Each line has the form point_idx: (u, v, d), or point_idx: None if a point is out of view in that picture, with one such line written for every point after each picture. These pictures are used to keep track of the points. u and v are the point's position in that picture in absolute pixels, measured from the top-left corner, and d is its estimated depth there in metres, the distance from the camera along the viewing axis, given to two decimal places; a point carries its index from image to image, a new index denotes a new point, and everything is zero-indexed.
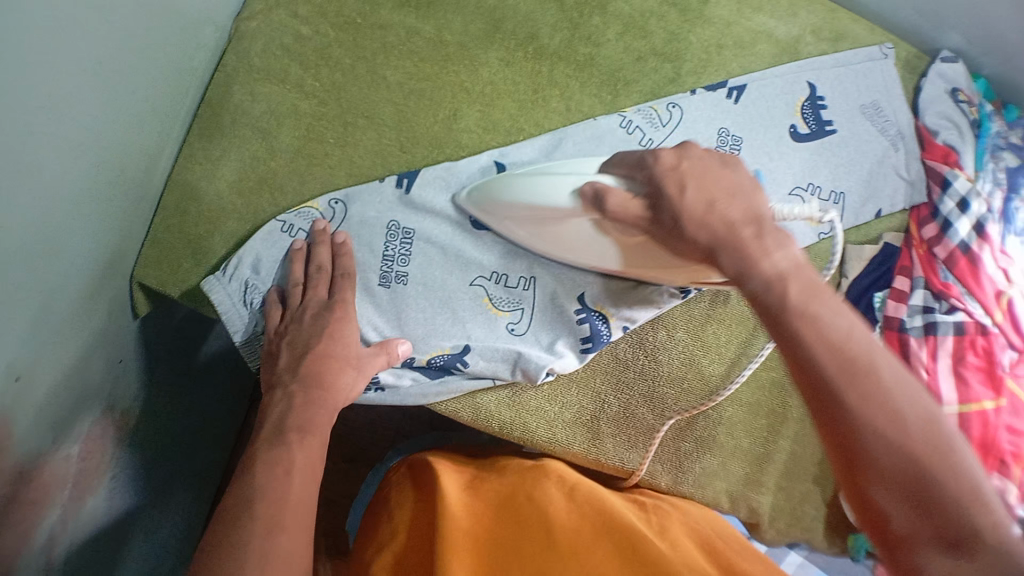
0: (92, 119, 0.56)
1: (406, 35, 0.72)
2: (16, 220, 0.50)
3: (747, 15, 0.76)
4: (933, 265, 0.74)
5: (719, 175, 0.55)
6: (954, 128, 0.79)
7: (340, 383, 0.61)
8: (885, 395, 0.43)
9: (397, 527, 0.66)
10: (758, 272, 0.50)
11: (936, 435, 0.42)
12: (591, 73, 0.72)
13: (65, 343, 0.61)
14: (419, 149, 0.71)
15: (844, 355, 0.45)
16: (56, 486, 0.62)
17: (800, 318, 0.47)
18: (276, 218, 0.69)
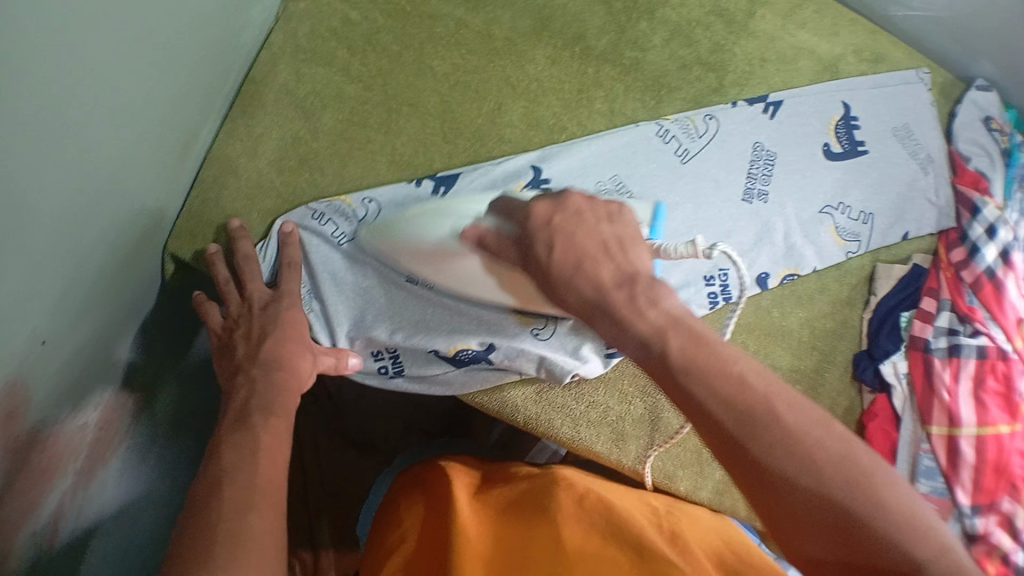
0: (139, 82, 0.56)
1: (454, 27, 0.72)
2: (53, 175, 0.49)
3: (790, 31, 0.77)
4: (959, 288, 0.75)
5: (596, 231, 0.50)
6: (984, 155, 0.80)
7: (302, 367, 0.61)
8: (793, 437, 0.38)
9: (407, 533, 0.66)
10: (637, 329, 0.45)
11: (852, 464, 0.38)
12: (636, 77, 0.73)
13: (91, 309, 0.60)
14: (461, 140, 0.71)
15: (739, 404, 0.39)
16: (71, 454, 0.61)
17: (688, 374, 0.42)
18: (309, 205, 0.69)
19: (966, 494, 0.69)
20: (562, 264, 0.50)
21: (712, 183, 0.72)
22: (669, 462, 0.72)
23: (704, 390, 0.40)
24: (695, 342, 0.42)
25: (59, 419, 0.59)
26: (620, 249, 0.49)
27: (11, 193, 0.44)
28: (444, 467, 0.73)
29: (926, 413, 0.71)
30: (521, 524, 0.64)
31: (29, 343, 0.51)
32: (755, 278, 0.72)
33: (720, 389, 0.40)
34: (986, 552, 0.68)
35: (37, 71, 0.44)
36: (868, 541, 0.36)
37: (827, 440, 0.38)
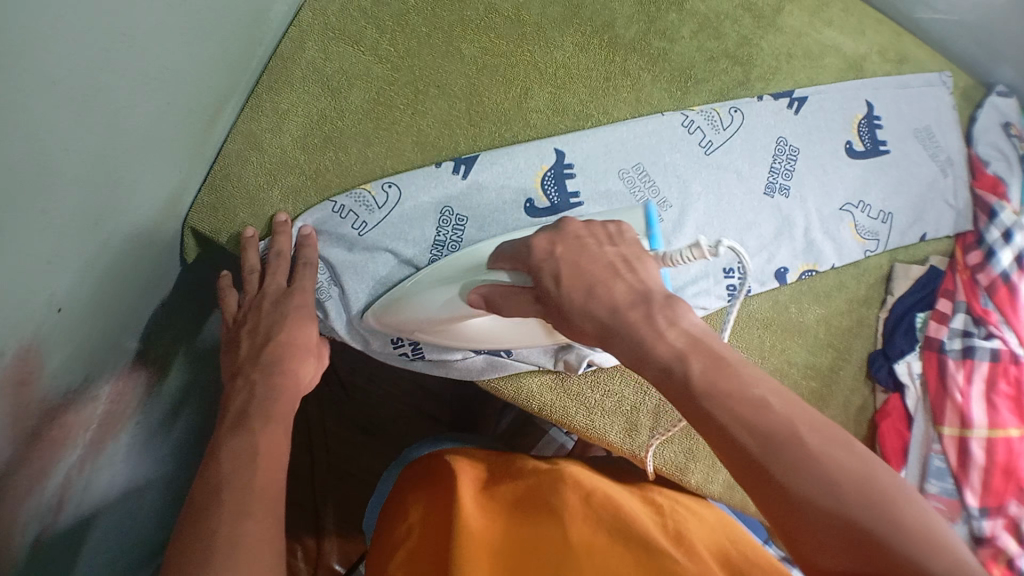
0: (165, 51, 0.55)
1: (484, 10, 0.72)
2: (75, 138, 0.48)
3: (817, 28, 0.77)
4: (974, 291, 0.75)
5: (601, 256, 0.50)
6: (1003, 159, 0.80)
7: (303, 371, 0.62)
8: (812, 458, 0.37)
9: (412, 526, 0.66)
10: (653, 356, 0.44)
11: (872, 485, 0.36)
12: (663, 68, 0.73)
13: (108, 279, 0.60)
14: (486, 124, 0.71)
15: (761, 429, 0.39)
16: (81, 425, 0.61)
17: (710, 395, 0.41)
18: (331, 199, 0.68)
19: (975, 496, 0.69)
20: (578, 295, 0.48)
21: (734, 175, 0.73)
22: (683, 453, 0.71)
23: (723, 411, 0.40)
24: (710, 364, 0.42)
25: (72, 388, 0.58)
26: (635, 283, 0.48)
27: (30, 150, 0.43)
28: (450, 460, 0.72)
29: (938, 413, 0.72)
30: (526, 518, 0.63)
31: (46, 309, 0.51)
32: (774, 273, 0.73)
33: (742, 410, 0.39)
34: (991, 555, 0.67)
35: (61, 25, 0.43)
36: (889, 565, 0.34)
37: (846, 463, 0.37)
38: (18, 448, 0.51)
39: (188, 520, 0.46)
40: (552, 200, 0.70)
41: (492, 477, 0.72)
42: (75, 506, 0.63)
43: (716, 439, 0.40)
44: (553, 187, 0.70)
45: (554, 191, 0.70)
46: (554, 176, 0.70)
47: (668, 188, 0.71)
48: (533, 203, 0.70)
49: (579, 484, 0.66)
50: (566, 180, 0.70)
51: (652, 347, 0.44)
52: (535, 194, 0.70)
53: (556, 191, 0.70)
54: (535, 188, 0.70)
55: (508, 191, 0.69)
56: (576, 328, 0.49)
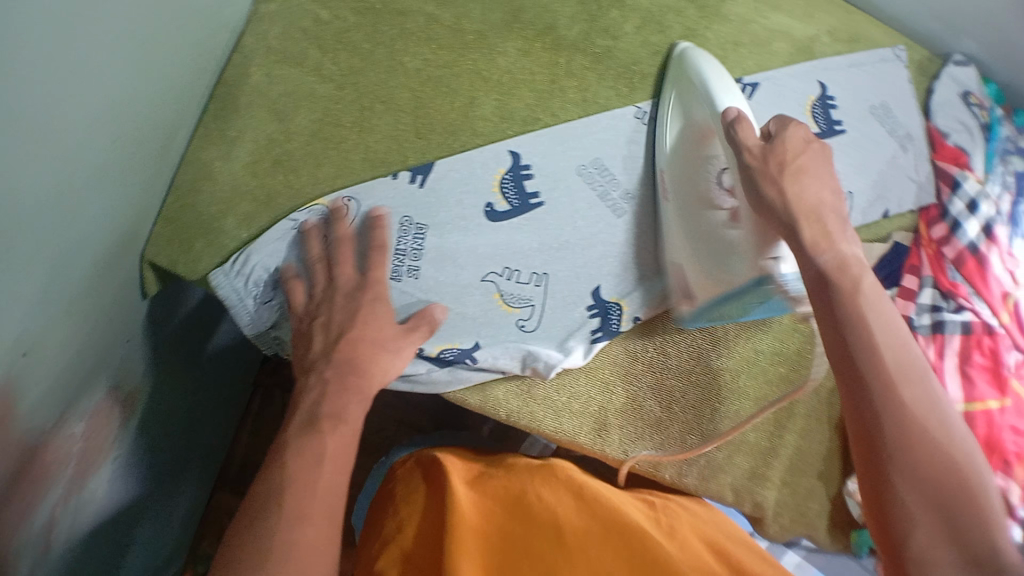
0: (117, 85, 0.55)
1: (425, 22, 0.72)
2: (36, 181, 0.48)
3: (763, 13, 0.77)
4: (941, 264, 0.75)
5: (808, 181, 0.58)
6: (964, 130, 0.80)
7: (379, 367, 0.62)
8: (923, 399, 0.50)
9: (404, 521, 0.65)
10: (831, 255, 0.55)
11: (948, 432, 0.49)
12: (608, 67, 0.73)
13: (76, 321, 0.60)
14: (434, 136, 0.71)
15: (904, 362, 0.51)
16: (59, 464, 0.61)
17: (856, 329, 0.52)
18: (291, 216, 0.70)
19: None
20: (791, 174, 0.58)
21: None
22: (654, 449, 0.71)
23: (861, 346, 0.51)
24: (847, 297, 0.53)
25: (48, 428, 0.58)
26: (825, 193, 0.58)
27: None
28: (441, 454, 0.71)
29: None
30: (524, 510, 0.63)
31: (13, 352, 0.50)
32: None
33: (875, 351, 0.51)
34: None
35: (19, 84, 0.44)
36: (950, 491, 0.47)
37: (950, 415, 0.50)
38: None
39: (237, 544, 0.50)
40: (512, 203, 0.70)
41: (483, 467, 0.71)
42: (55, 543, 0.62)
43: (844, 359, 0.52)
44: (512, 190, 0.70)
45: (514, 194, 0.70)
46: (512, 180, 0.70)
47: (630, 181, 0.73)
48: (493, 207, 0.70)
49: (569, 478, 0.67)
50: (525, 182, 0.71)
51: (834, 241, 0.56)
52: (494, 200, 0.70)
53: (515, 194, 0.70)
54: (493, 192, 0.70)
55: (466, 198, 0.69)
56: (764, 190, 0.57)
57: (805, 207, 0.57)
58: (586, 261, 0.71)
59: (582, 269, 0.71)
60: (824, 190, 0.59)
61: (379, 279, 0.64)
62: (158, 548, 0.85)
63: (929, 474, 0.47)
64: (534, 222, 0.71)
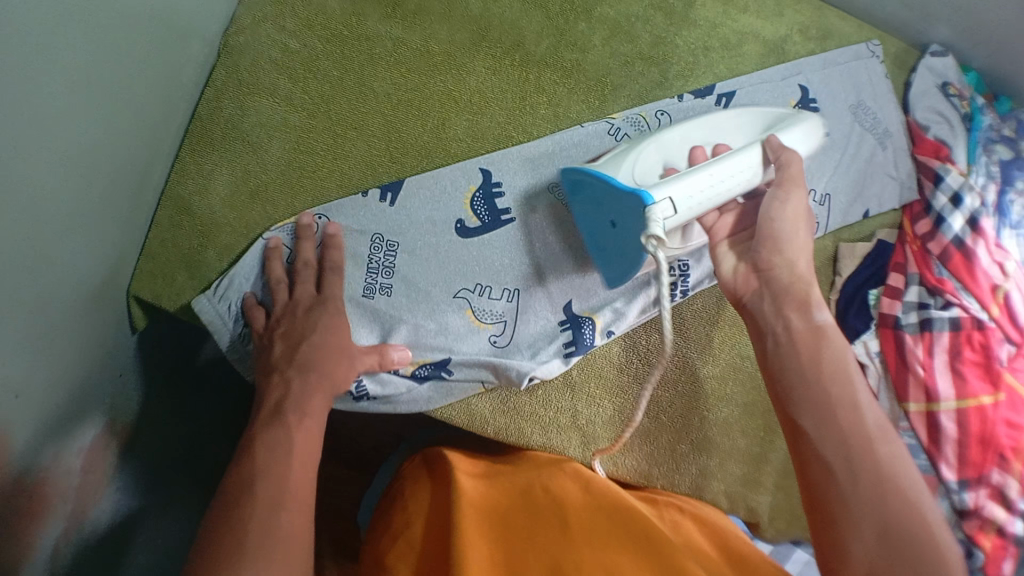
0: (90, 121, 0.56)
1: (393, 46, 0.73)
2: (16, 219, 0.49)
3: (732, 16, 0.77)
4: (927, 260, 0.74)
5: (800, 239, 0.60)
6: (944, 122, 0.79)
7: (339, 372, 0.61)
8: (889, 459, 0.49)
9: (411, 515, 0.63)
10: (810, 318, 0.56)
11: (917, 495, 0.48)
12: (578, 79, 0.73)
13: (65, 361, 0.59)
14: (407, 158, 0.71)
15: (872, 427, 0.51)
16: (53, 500, 0.60)
17: (818, 399, 0.52)
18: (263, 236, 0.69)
19: (952, 470, 0.69)
20: (791, 221, 0.60)
21: None
22: (644, 459, 0.70)
23: (818, 420, 0.52)
24: (811, 370, 0.54)
25: (44, 465, 0.58)
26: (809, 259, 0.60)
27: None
28: (446, 454, 0.69)
29: (902, 389, 0.71)
30: (529, 504, 0.62)
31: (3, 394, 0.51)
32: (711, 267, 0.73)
33: (836, 419, 0.51)
34: (979, 527, 0.67)
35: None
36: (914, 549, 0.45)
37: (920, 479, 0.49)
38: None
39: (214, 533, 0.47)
40: (482, 218, 0.70)
41: (492, 464, 0.69)
42: None
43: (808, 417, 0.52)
44: (483, 207, 0.70)
45: (484, 210, 0.70)
46: (482, 198, 0.70)
47: None
48: (464, 224, 0.70)
49: (579, 474, 0.65)
50: (495, 199, 0.71)
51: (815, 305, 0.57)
52: (465, 216, 0.70)
53: (486, 210, 0.70)
54: (465, 208, 0.70)
55: (438, 216, 0.70)
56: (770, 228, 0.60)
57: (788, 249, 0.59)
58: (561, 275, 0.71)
59: (555, 284, 0.71)
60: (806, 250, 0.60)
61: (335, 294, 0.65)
62: None
63: (893, 529, 0.46)
64: (502, 237, 0.70)
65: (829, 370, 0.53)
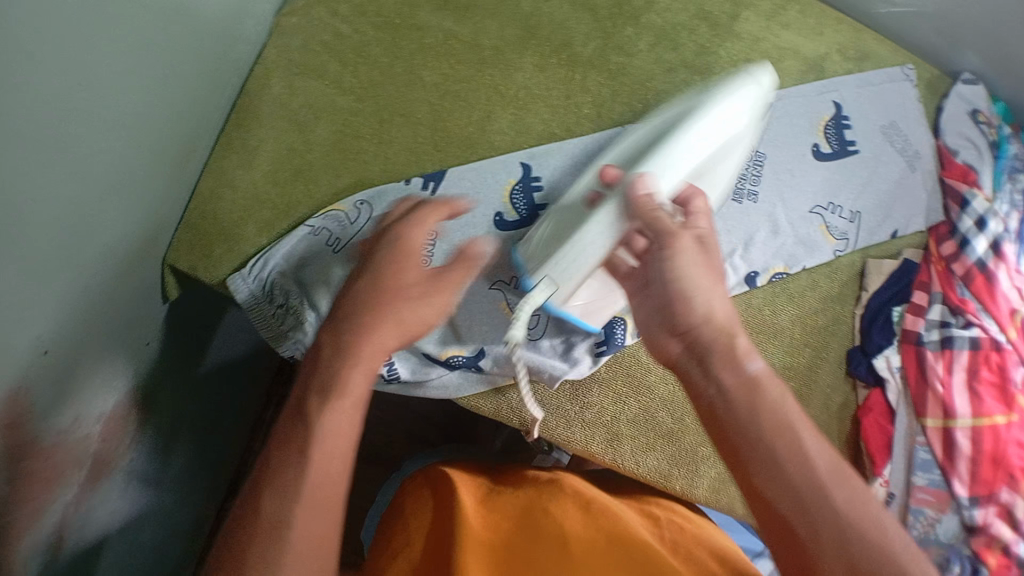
0: (146, 74, 0.55)
1: (443, 37, 0.74)
2: (67, 159, 0.48)
3: (775, 32, 0.79)
4: (950, 281, 0.76)
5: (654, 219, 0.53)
6: (972, 148, 0.82)
7: (423, 312, 0.55)
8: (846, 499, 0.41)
9: (413, 534, 0.61)
10: (706, 335, 0.47)
11: (875, 534, 0.40)
12: (622, 82, 0.75)
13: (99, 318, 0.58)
14: (451, 150, 0.72)
15: (797, 458, 0.42)
16: (72, 465, 0.57)
17: (757, 441, 0.43)
18: (306, 222, 0.70)
19: (964, 485, 0.69)
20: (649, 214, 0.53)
21: None
22: (665, 461, 0.72)
23: (772, 472, 0.42)
24: (749, 410, 0.43)
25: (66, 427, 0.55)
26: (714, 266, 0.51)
27: (18, 185, 0.43)
28: (448, 472, 0.67)
29: (920, 405, 0.72)
30: (529, 531, 0.61)
31: (32, 349, 0.49)
32: (743, 276, 0.73)
33: (783, 456, 0.42)
34: (986, 544, 0.67)
35: (57, 59, 0.44)
36: None
37: (884, 514, 0.41)
38: (5, 503, 0.48)
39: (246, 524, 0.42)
40: (520, 212, 0.71)
41: (492, 485, 0.68)
42: (66, 553, 0.59)
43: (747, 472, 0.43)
44: (521, 201, 0.71)
45: (523, 204, 0.71)
46: (521, 190, 0.71)
47: None
48: (503, 217, 0.70)
49: (579, 494, 0.64)
50: (534, 193, 0.71)
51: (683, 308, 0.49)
52: (505, 209, 0.71)
53: (524, 204, 0.71)
54: (505, 202, 0.71)
55: (477, 206, 0.70)
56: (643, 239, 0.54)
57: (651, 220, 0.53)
58: None
59: None
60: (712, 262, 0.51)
61: (414, 239, 0.58)
62: (164, 558, 0.82)
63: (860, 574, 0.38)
64: None
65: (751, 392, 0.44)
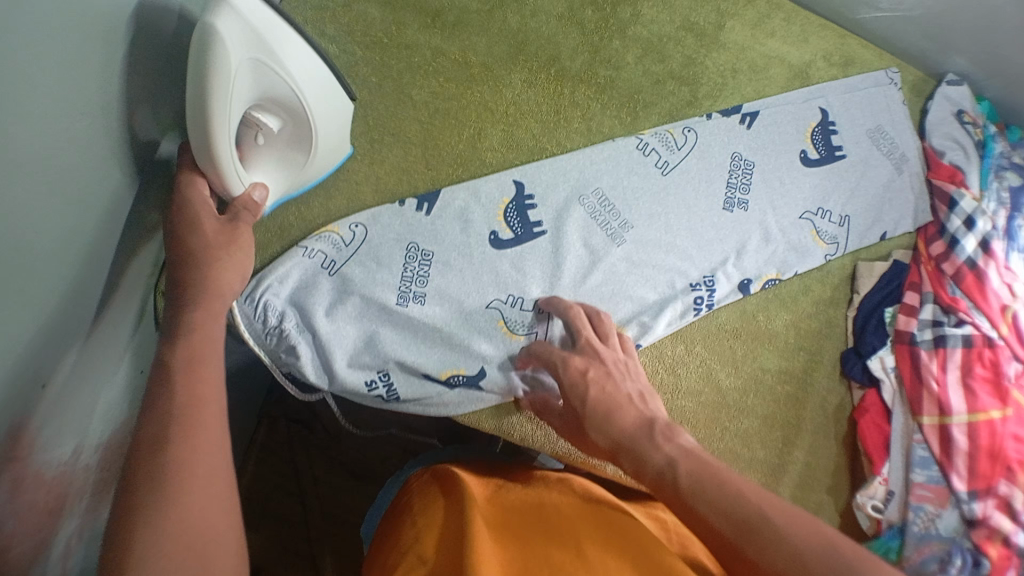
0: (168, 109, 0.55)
1: (432, 55, 0.72)
2: (108, 207, 0.48)
3: (760, 41, 0.79)
4: (941, 280, 0.77)
5: (621, 390, 0.62)
6: (959, 149, 0.83)
7: (226, 273, 0.52)
8: (782, 538, 0.45)
9: (422, 527, 0.60)
10: (657, 452, 0.55)
11: (812, 552, 0.44)
12: (611, 95, 0.75)
13: (126, 360, 0.58)
14: (443, 167, 0.71)
15: (737, 518, 0.47)
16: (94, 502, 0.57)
17: (688, 501, 0.50)
18: (301, 245, 0.66)
19: (962, 481, 0.70)
20: (601, 407, 0.61)
21: (693, 193, 0.75)
22: None
23: (713, 512, 0.48)
24: (691, 480, 0.51)
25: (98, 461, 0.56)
26: (641, 411, 0.60)
27: (75, 244, 0.44)
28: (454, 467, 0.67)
29: (916, 405, 0.73)
30: (541, 527, 0.59)
31: (76, 395, 0.49)
32: (737, 283, 0.75)
33: (718, 509, 0.48)
34: (986, 536, 0.68)
35: (94, 107, 0.43)
36: None
37: (807, 522, 0.46)
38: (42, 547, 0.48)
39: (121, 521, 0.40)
40: (515, 230, 0.70)
41: (500, 482, 0.67)
42: None
43: (697, 525, 0.49)
44: (516, 219, 0.71)
45: (517, 222, 0.71)
46: (515, 210, 0.71)
47: (629, 211, 0.73)
48: (498, 235, 0.70)
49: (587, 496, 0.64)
50: (528, 211, 0.71)
51: (620, 423, 0.59)
52: (499, 227, 0.70)
53: (519, 222, 0.71)
54: (499, 220, 0.70)
55: (471, 225, 0.70)
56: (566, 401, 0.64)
57: (600, 409, 0.60)
58: (599, 296, 0.71)
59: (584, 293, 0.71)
60: (635, 402, 0.61)
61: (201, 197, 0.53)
62: None
63: None
64: (535, 249, 0.71)
65: (688, 470, 0.52)
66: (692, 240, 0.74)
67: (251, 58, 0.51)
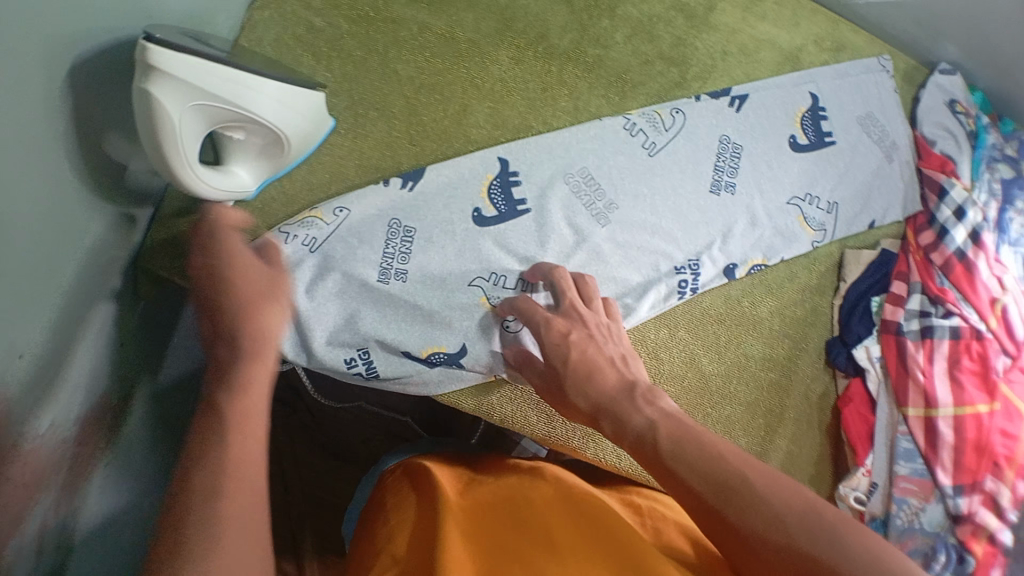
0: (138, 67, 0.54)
1: (418, 30, 0.71)
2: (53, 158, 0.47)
3: (750, 24, 0.79)
4: (930, 270, 0.77)
5: (604, 353, 0.62)
6: (950, 138, 0.83)
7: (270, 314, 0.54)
8: (759, 497, 0.44)
9: (393, 526, 0.58)
10: (638, 416, 0.55)
11: (789, 510, 0.43)
12: (599, 74, 0.74)
13: (93, 324, 0.57)
14: (427, 142, 0.70)
15: (715, 478, 0.47)
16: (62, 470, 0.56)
17: (667, 464, 0.50)
18: (280, 228, 0.64)
19: (947, 474, 0.69)
20: (582, 371, 0.60)
21: (680, 174, 0.74)
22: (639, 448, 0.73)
23: (690, 472, 0.48)
24: (672, 444, 0.51)
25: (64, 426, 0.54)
26: (620, 373, 0.60)
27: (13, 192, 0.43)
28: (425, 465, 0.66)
29: (904, 395, 0.72)
30: (510, 517, 0.58)
31: (33, 353, 0.48)
32: (722, 268, 0.74)
33: (696, 470, 0.48)
34: (972, 532, 0.67)
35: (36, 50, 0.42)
36: None
37: (783, 481, 0.46)
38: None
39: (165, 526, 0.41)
40: (499, 208, 0.69)
41: (471, 476, 0.67)
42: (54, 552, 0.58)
43: (674, 486, 0.48)
44: (499, 196, 0.70)
45: (501, 199, 0.69)
46: (499, 187, 0.70)
47: (614, 191, 0.72)
48: (481, 212, 0.69)
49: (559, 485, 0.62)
50: (512, 189, 0.70)
51: (601, 386, 0.59)
52: (482, 204, 0.69)
53: (502, 200, 0.69)
54: (483, 197, 0.69)
55: (453, 200, 0.68)
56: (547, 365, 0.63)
57: (581, 373, 0.60)
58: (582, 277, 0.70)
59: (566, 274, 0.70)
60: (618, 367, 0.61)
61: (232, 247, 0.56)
62: None
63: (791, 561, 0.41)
64: (517, 227, 0.70)
65: (669, 434, 0.51)
66: (678, 222, 0.73)
67: (189, 104, 0.50)
